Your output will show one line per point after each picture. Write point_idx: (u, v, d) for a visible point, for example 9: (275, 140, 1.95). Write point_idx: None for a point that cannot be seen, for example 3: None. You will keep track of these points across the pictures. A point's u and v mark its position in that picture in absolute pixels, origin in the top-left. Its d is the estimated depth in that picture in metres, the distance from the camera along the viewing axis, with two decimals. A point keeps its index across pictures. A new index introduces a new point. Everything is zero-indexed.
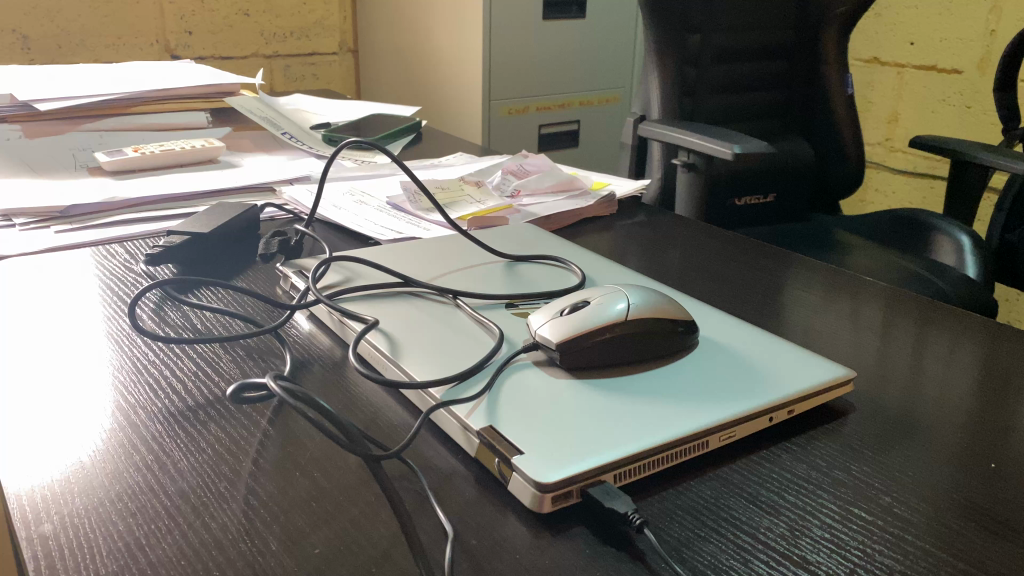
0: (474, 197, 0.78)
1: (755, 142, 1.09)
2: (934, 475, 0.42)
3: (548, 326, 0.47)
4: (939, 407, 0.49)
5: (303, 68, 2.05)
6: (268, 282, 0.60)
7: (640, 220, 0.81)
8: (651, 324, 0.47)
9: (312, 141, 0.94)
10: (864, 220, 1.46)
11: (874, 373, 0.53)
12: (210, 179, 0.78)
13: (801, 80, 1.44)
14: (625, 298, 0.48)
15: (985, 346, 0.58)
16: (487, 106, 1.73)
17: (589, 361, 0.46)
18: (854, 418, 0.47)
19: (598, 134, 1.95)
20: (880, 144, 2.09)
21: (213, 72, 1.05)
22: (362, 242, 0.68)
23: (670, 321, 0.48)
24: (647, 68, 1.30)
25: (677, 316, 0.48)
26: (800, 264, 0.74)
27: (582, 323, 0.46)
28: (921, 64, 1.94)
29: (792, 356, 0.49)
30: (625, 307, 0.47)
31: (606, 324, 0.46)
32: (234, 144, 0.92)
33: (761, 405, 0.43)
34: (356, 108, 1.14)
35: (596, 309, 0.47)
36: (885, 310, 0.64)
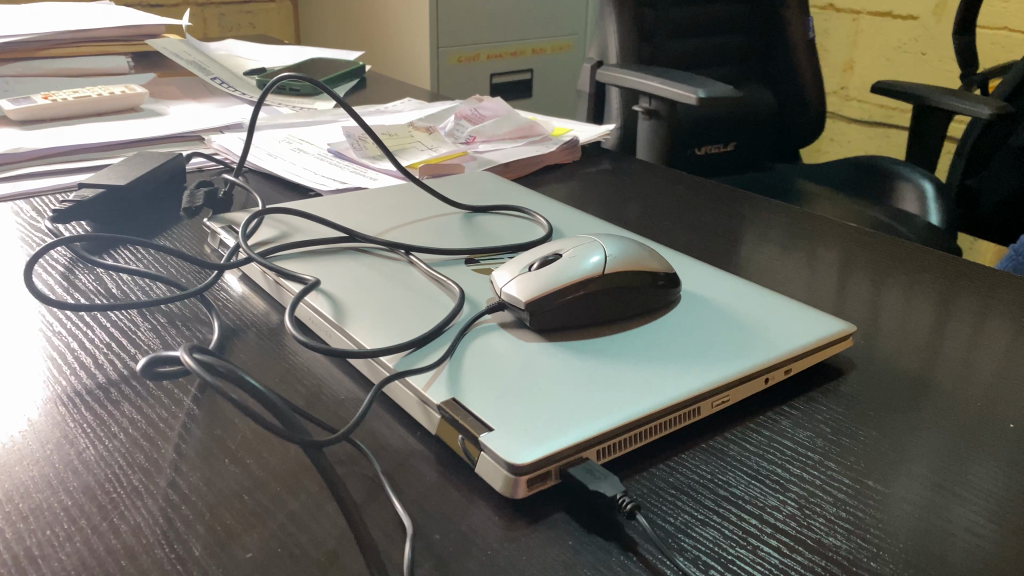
0: (425, 144, 0.72)
1: (720, 85, 1.03)
2: (950, 433, 0.37)
3: (517, 281, 0.41)
4: (942, 357, 0.45)
5: (238, 17, 1.91)
6: (194, 240, 0.53)
7: (604, 168, 0.75)
8: (629, 278, 0.41)
9: (245, 87, 0.87)
10: (824, 168, 1.42)
11: (867, 322, 0.49)
12: (131, 128, 0.70)
13: (761, 22, 1.39)
14: (600, 249, 0.43)
15: (975, 288, 0.54)
16: (435, 54, 1.65)
17: (568, 316, 0.41)
18: (855, 376, 0.42)
19: (552, 83, 1.88)
20: (835, 92, 2.06)
21: (134, 14, 0.95)
22: (301, 194, 0.61)
23: (652, 275, 0.43)
24: (603, 12, 1.23)
25: (659, 268, 0.43)
26: (771, 209, 0.69)
27: (551, 279, 0.41)
28: (876, 9, 1.90)
29: (784, 311, 0.44)
30: (602, 259, 0.42)
31: (580, 278, 0.40)
32: (159, 91, 0.84)
33: (756, 366, 0.39)
34: (294, 52, 1.05)
35: (568, 263, 0.42)
36: (865, 256, 0.60)
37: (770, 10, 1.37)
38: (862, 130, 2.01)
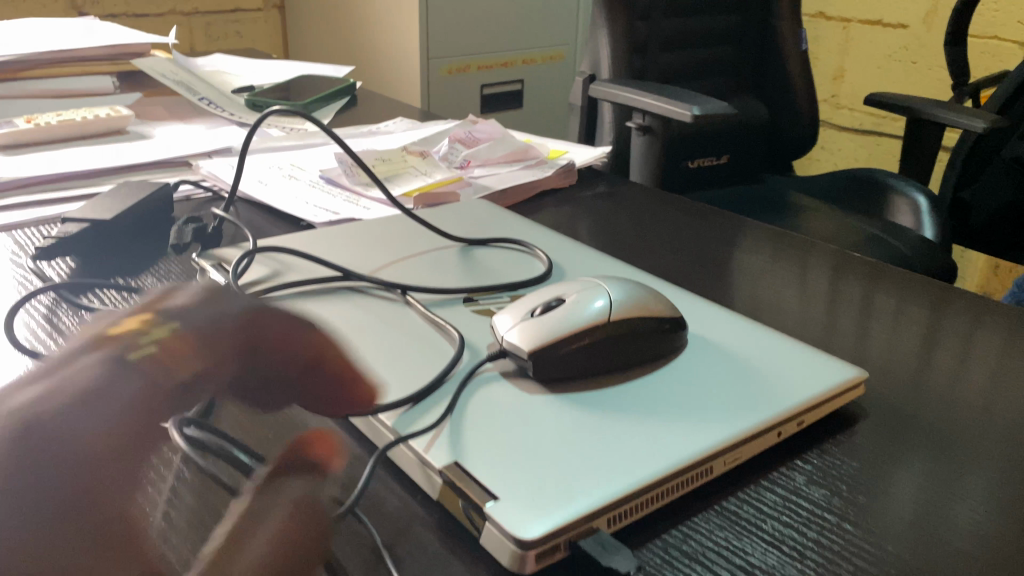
0: (419, 169, 0.70)
1: (715, 102, 1.02)
2: (969, 491, 0.36)
3: (519, 328, 0.40)
4: (954, 404, 0.43)
5: (225, 27, 1.88)
6: (183, 278, 0.51)
7: (601, 192, 0.74)
8: (636, 325, 0.40)
9: (233, 107, 0.85)
10: (818, 180, 1.42)
11: (875, 365, 0.48)
12: (117, 154, 0.69)
13: (754, 34, 1.38)
14: (605, 294, 0.42)
15: (982, 323, 0.53)
16: (425, 65, 1.63)
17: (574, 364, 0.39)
18: (868, 426, 0.41)
19: (542, 93, 1.86)
20: (826, 101, 2.05)
21: (119, 31, 0.93)
22: (292, 225, 0.60)
23: (658, 321, 0.41)
24: (596, 25, 1.22)
25: (665, 313, 0.42)
26: (770, 235, 0.68)
27: (555, 327, 0.39)
28: (866, 18, 1.90)
29: (795, 356, 0.43)
30: (606, 305, 0.41)
31: (586, 327, 0.39)
32: (145, 112, 0.82)
33: (768, 420, 0.37)
34: (283, 69, 1.03)
35: (572, 309, 0.40)
36: (866, 287, 0.58)
37: (763, 22, 1.36)
38: (852, 138, 2.00)
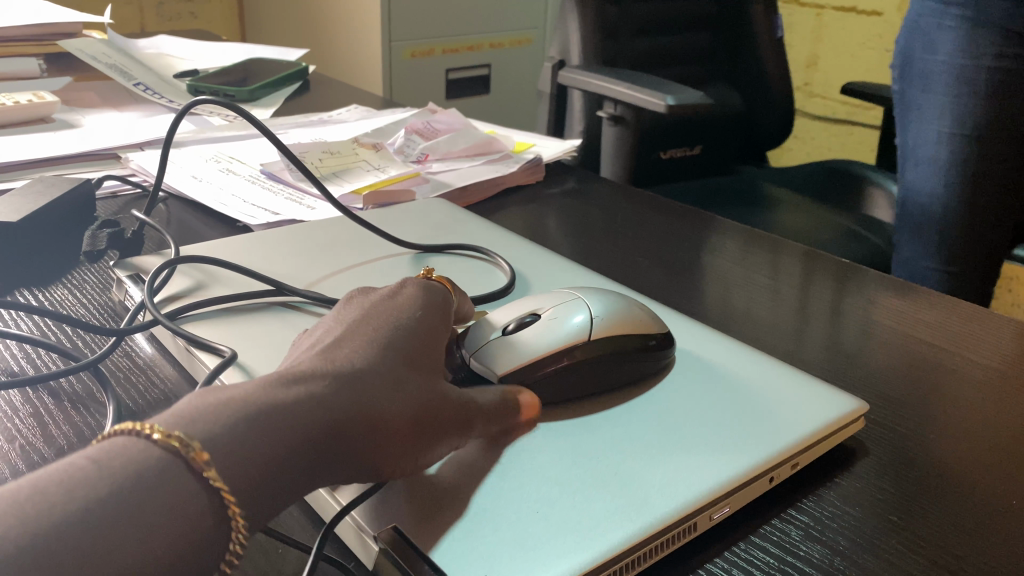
0: (372, 164, 0.65)
1: (689, 91, 0.97)
2: (989, 534, 0.32)
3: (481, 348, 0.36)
4: (956, 426, 0.39)
5: (179, 6, 1.78)
6: (98, 291, 0.45)
7: (569, 189, 0.69)
8: (617, 343, 0.35)
9: (173, 93, 0.79)
10: (792, 172, 1.37)
11: (868, 386, 0.43)
12: (38, 145, 0.62)
13: (728, 20, 1.33)
14: (585, 308, 0.37)
15: (978, 329, 0.49)
16: (387, 49, 1.57)
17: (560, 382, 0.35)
18: (869, 465, 0.36)
19: (510, 79, 1.81)
20: (799, 88, 2.01)
21: (49, 10, 0.86)
22: (228, 227, 0.54)
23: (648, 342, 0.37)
24: (565, 9, 1.16)
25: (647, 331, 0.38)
26: (748, 235, 0.63)
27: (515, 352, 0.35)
28: (840, 5, 1.85)
29: (786, 386, 0.38)
30: (584, 323, 0.36)
31: (560, 349, 0.35)
32: (75, 98, 0.75)
33: (759, 464, 0.32)
34: (231, 51, 0.97)
35: (547, 328, 0.36)
36: (853, 293, 0.54)
37: (737, 7, 1.31)
38: (825, 127, 1.97)
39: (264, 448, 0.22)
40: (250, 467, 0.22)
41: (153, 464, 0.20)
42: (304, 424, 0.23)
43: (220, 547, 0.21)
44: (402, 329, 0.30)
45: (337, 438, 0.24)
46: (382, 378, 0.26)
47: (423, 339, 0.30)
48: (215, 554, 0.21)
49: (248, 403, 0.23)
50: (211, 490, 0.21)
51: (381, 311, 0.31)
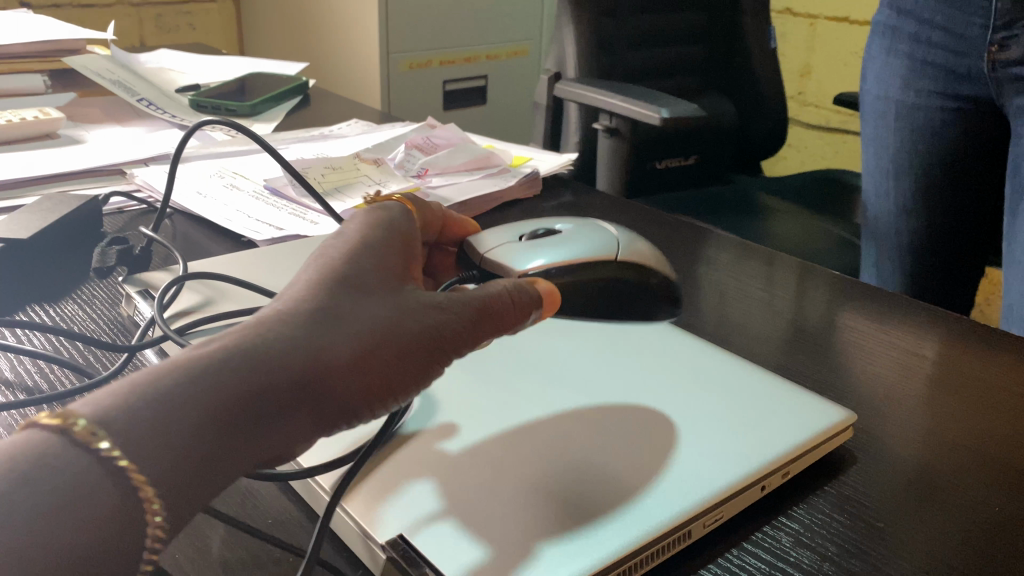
0: (373, 178, 0.66)
1: (683, 103, 0.99)
2: (976, 540, 0.33)
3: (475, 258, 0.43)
4: (941, 435, 0.40)
5: (177, 18, 1.79)
6: (107, 306, 0.47)
7: (566, 202, 0.70)
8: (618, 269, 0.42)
9: (176, 109, 0.80)
10: (786, 181, 1.39)
11: (858, 396, 0.44)
12: (45, 161, 0.63)
13: (721, 32, 1.34)
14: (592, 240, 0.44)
15: (964, 340, 0.50)
16: (385, 61, 1.58)
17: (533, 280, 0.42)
18: (857, 473, 0.37)
19: (506, 89, 1.82)
20: (792, 97, 2.03)
21: (53, 27, 0.87)
22: (233, 242, 0.55)
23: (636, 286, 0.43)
24: (561, 22, 1.18)
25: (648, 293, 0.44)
26: (742, 247, 0.64)
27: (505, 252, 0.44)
28: (833, 15, 1.87)
29: (776, 397, 0.39)
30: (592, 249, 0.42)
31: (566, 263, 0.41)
32: (79, 114, 0.76)
33: (751, 474, 0.34)
34: (231, 66, 0.98)
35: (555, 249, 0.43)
36: (842, 304, 0.55)
37: (731, 19, 1.32)
38: (819, 136, 1.99)
39: (185, 424, 0.20)
40: (177, 446, 0.20)
41: (51, 452, 0.18)
42: (228, 385, 0.21)
43: (139, 531, 0.20)
44: (355, 263, 0.27)
45: (276, 394, 0.22)
46: (324, 317, 0.24)
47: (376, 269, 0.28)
48: (137, 539, 0.20)
49: (159, 374, 0.21)
50: (115, 475, 0.19)
51: (341, 242, 0.29)
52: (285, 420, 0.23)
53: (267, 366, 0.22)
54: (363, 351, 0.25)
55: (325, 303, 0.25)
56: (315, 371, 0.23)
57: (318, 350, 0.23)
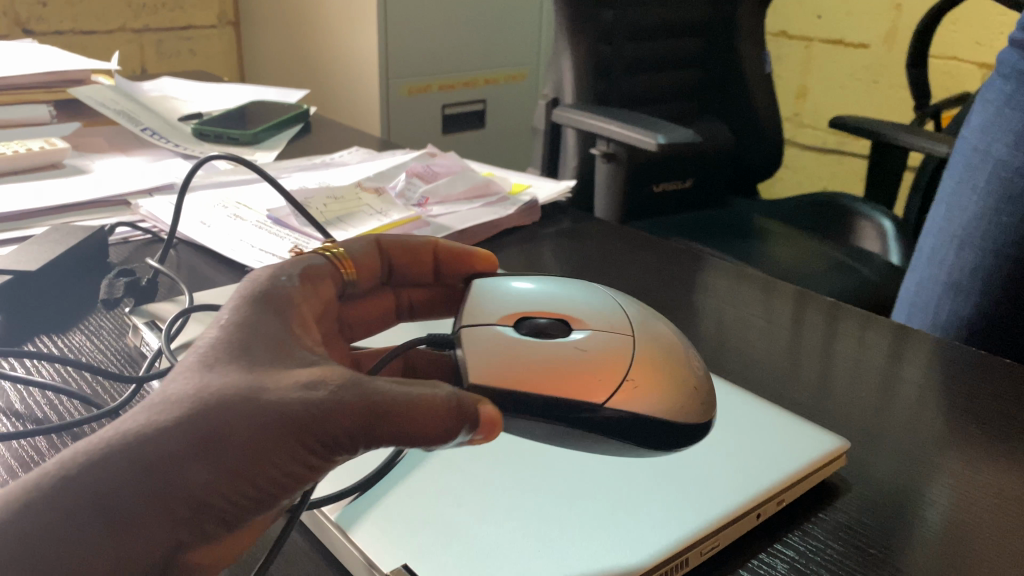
0: (374, 207, 0.67)
1: (680, 129, 1.00)
2: (963, 570, 0.34)
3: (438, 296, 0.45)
4: (932, 464, 0.41)
5: (178, 44, 1.81)
6: (114, 337, 0.47)
7: (564, 229, 0.71)
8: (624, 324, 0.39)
9: (179, 138, 0.81)
10: (782, 203, 1.40)
11: (855, 425, 0.45)
12: (52, 191, 0.64)
13: (717, 57, 1.36)
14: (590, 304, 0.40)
15: (957, 369, 0.51)
16: (385, 86, 1.60)
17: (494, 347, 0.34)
18: (851, 501, 0.38)
19: (504, 113, 1.84)
20: (789, 118, 2.05)
21: (58, 57, 0.89)
22: (238, 272, 0.56)
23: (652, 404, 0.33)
24: (558, 48, 1.19)
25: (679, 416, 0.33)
26: (738, 274, 0.65)
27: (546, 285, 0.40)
28: (828, 38, 1.89)
29: (775, 427, 0.40)
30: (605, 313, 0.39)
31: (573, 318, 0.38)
32: (84, 144, 0.78)
33: (747, 502, 0.34)
34: (233, 94, 0.99)
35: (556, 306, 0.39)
36: (836, 333, 0.56)
37: (727, 43, 1.34)
38: (815, 157, 2.00)
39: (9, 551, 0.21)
40: None
41: None
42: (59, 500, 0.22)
43: None
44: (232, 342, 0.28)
45: (88, 522, 0.22)
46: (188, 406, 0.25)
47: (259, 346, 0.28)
48: None
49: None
50: None
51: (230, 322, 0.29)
52: (106, 549, 0.22)
53: (83, 493, 0.22)
54: (196, 457, 0.24)
55: (163, 410, 0.24)
56: (143, 493, 0.23)
57: (148, 470, 0.23)
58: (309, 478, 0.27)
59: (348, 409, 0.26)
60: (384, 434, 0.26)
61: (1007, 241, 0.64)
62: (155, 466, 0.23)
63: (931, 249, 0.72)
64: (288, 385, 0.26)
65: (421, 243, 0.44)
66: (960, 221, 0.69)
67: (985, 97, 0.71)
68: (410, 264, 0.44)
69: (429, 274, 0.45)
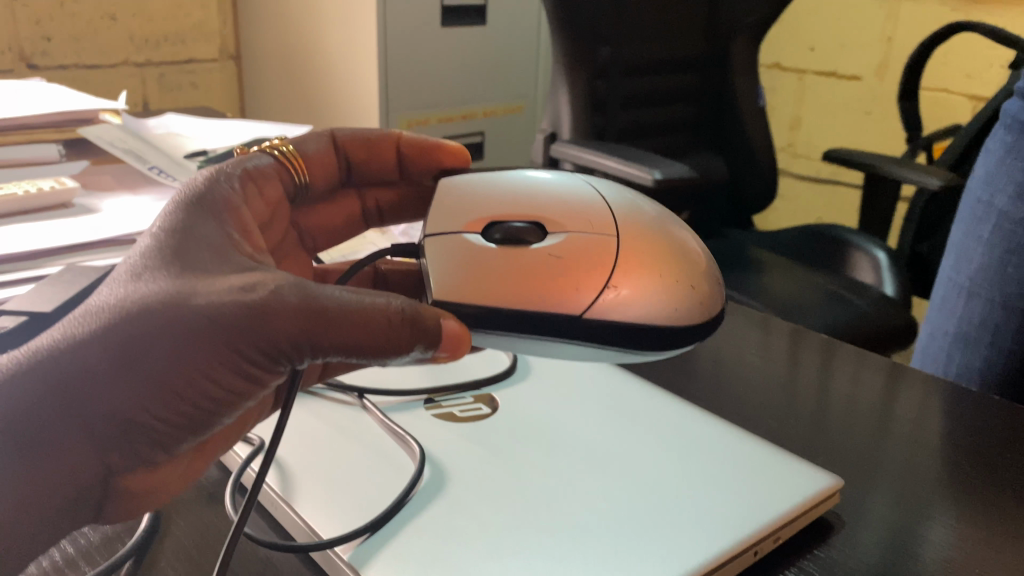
0: (378, 245, 0.68)
1: (676, 165, 1.02)
2: None
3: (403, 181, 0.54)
4: (923, 501, 0.42)
5: (180, 77, 1.83)
6: None
7: None
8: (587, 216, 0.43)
9: (185, 175, 0.83)
10: (778, 234, 1.42)
11: (850, 464, 0.46)
12: (63, 230, 0.66)
13: (712, 91, 1.38)
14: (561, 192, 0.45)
15: (950, 407, 0.52)
16: (385, 118, 1.62)
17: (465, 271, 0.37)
18: (845, 537, 0.39)
19: (502, 144, 1.86)
20: (783, 149, 2.07)
21: (67, 97, 0.91)
22: None
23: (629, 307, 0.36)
24: (556, 83, 1.22)
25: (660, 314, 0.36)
26: (736, 311, 0.66)
27: (521, 199, 0.42)
28: (821, 70, 1.92)
29: (771, 466, 0.41)
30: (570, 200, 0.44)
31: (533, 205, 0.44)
32: (93, 183, 0.79)
33: (744, 541, 0.36)
34: (238, 130, 1.01)
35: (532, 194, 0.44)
36: (832, 371, 0.57)
37: (721, 78, 1.36)
38: (809, 187, 2.03)
39: None
40: None
41: None
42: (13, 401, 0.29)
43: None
44: (186, 255, 0.33)
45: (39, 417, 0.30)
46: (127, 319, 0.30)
47: (207, 260, 0.33)
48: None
49: None
50: None
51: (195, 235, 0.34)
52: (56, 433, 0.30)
53: (36, 396, 0.30)
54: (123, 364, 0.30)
55: (105, 319, 0.31)
56: (80, 392, 0.30)
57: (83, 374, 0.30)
58: (258, 370, 0.32)
59: (274, 316, 0.30)
60: (313, 333, 0.31)
61: (1013, 293, 0.65)
62: (89, 371, 0.30)
63: (943, 296, 0.74)
64: (218, 290, 0.31)
65: (381, 138, 0.53)
66: (967, 270, 0.70)
67: (990, 148, 0.72)
68: (367, 154, 0.52)
69: (390, 163, 0.53)
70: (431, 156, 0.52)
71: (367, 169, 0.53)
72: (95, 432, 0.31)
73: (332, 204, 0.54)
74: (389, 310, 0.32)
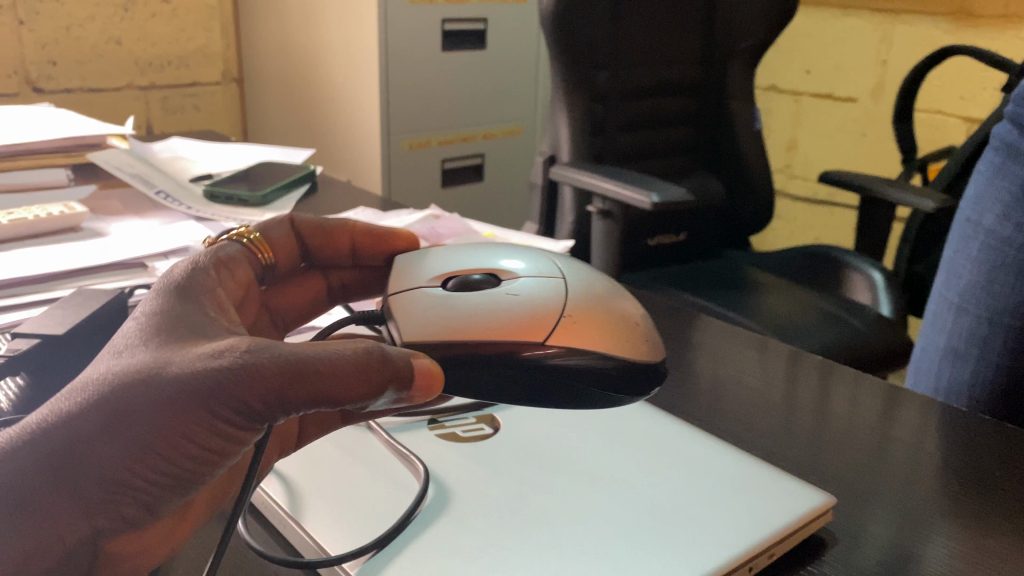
0: None
1: (674, 188, 1.04)
2: None
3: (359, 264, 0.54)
4: (916, 521, 0.43)
5: (184, 100, 1.85)
6: None
7: None
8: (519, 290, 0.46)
9: (191, 199, 0.84)
10: (774, 255, 1.43)
11: (844, 484, 0.47)
12: (72, 254, 0.67)
13: (709, 114, 1.40)
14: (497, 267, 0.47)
15: (942, 428, 0.53)
16: (387, 141, 1.65)
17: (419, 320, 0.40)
18: (839, 554, 0.40)
19: (501, 166, 1.88)
20: (779, 170, 2.09)
21: (74, 123, 0.92)
22: None
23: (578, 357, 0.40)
24: (555, 108, 1.23)
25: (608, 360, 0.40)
26: (732, 333, 0.68)
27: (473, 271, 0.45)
28: (817, 92, 1.94)
29: (766, 484, 0.42)
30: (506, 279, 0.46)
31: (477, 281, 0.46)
32: (101, 207, 0.81)
33: (740, 556, 0.37)
34: (241, 155, 1.03)
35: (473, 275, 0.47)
36: (827, 392, 0.58)
37: (717, 101, 1.38)
38: (806, 208, 2.04)
39: None
40: None
41: None
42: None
43: None
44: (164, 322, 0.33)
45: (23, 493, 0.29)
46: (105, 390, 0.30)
47: (184, 326, 0.33)
48: None
49: None
50: None
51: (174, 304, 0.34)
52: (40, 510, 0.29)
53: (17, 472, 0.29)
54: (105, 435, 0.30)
55: (85, 394, 0.30)
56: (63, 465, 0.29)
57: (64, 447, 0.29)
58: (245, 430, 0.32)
59: (251, 376, 0.30)
60: (295, 389, 0.30)
61: (1001, 310, 0.67)
62: (71, 444, 0.29)
63: (934, 314, 0.75)
64: (193, 356, 0.30)
65: (339, 226, 0.52)
66: (956, 287, 0.72)
67: (975, 171, 0.74)
68: (321, 239, 0.52)
69: (344, 250, 0.53)
70: (389, 240, 0.53)
71: (322, 256, 0.53)
72: (79, 507, 0.30)
73: (293, 287, 0.53)
74: (359, 354, 0.32)
